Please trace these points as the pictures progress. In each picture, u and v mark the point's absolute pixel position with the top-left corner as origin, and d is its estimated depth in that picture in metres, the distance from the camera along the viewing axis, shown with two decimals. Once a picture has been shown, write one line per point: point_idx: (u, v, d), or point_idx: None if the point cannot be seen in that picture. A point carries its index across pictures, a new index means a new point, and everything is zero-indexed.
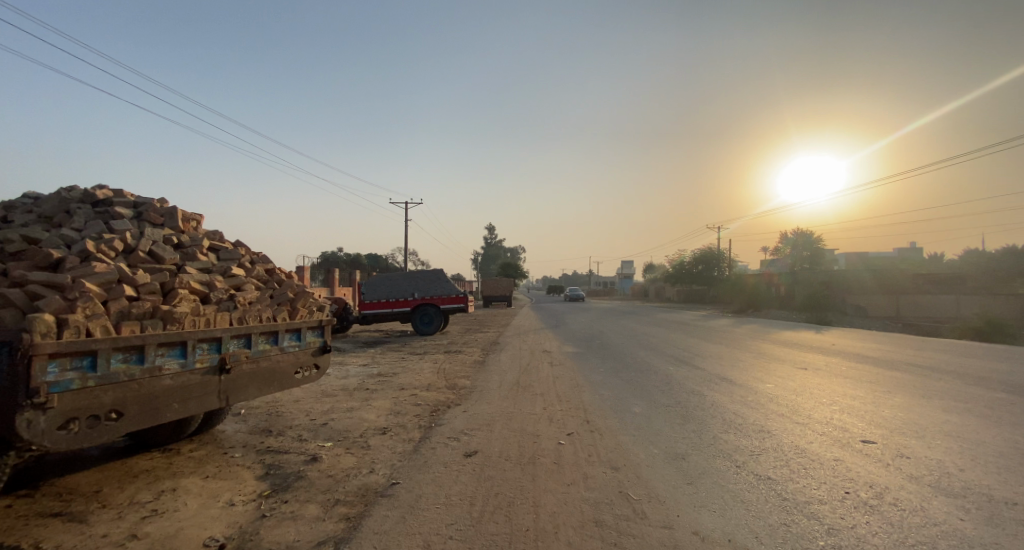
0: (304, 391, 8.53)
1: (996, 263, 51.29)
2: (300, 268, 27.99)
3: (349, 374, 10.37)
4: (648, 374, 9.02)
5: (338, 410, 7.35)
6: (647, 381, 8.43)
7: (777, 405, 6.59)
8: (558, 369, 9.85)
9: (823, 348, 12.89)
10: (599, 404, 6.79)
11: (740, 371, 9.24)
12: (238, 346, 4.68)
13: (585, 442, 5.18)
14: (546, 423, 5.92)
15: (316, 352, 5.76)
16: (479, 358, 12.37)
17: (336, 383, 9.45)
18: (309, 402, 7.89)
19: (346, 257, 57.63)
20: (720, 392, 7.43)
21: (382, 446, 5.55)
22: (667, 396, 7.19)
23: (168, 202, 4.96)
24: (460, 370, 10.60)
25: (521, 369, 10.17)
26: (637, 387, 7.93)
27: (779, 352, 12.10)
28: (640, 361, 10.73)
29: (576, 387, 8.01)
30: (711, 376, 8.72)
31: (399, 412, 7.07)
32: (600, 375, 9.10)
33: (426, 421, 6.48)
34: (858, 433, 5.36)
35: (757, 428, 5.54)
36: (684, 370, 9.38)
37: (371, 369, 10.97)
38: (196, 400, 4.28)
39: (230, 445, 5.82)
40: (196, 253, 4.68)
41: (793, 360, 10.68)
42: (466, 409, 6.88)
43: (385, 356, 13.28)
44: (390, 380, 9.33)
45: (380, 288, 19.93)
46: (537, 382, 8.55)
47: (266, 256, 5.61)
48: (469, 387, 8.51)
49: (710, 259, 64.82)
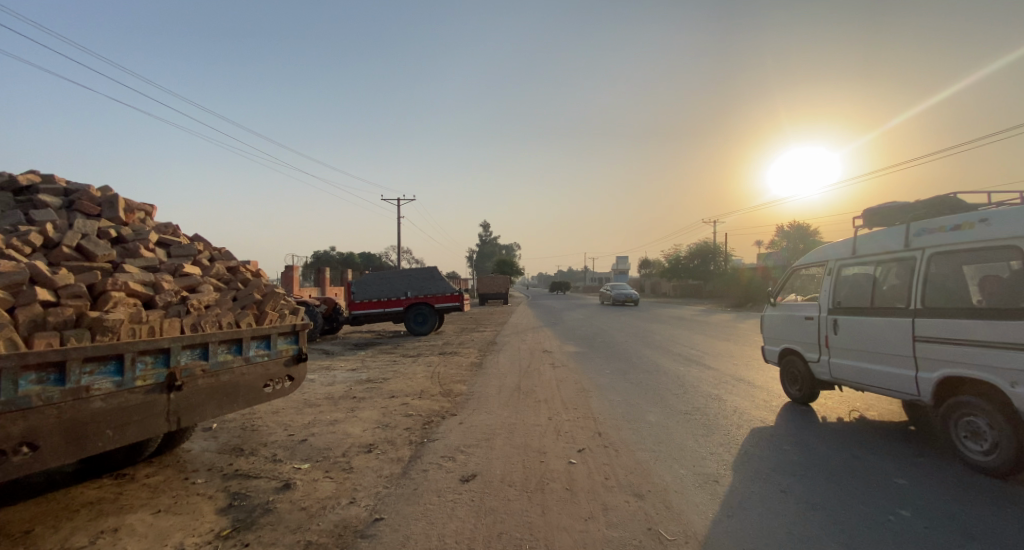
0: (286, 402, 7.82)
1: None
2: (289, 268, 27.21)
3: (336, 380, 9.67)
4: (659, 376, 8.38)
5: (320, 423, 6.65)
6: (659, 384, 7.79)
7: (807, 411, 5.97)
8: (561, 372, 9.18)
9: None
10: (609, 413, 6.14)
11: (757, 371, 8.61)
12: (192, 358, 3.97)
13: (599, 461, 4.51)
14: (552, 436, 5.26)
15: (289, 361, 5.07)
16: (476, 360, 11.66)
17: (322, 391, 8.74)
18: (289, 414, 7.18)
19: (339, 257, 56.74)
20: (740, 396, 6.80)
21: (367, 469, 4.84)
22: (683, 402, 6.54)
23: (108, 190, 4.24)
24: (455, 374, 9.92)
25: (521, 371, 9.51)
26: (649, 391, 7.27)
27: None
28: (648, 361, 10.08)
29: (582, 393, 7.35)
30: (727, 377, 8.09)
31: (388, 424, 6.38)
32: (607, 378, 8.42)
33: (418, 436, 5.78)
34: (907, 444, 4.75)
35: (792, 440, 4.90)
36: (696, 371, 8.73)
37: (360, 373, 10.26)
38: (137, 424, 3.55)
39: (192, 469, 5.11)
40: (139, 249, 3.97)
41: None
42: (463, 421, 6.19)
43: (377, 358, 12.59)
44: (379, 387, 8.64)
45: (371, 287, 19.17)
46: (539, 387, 7.86)
47: (229, 253, 4.90)
48: (465, 394, 7.81)
49: (707, 253, 64.33)
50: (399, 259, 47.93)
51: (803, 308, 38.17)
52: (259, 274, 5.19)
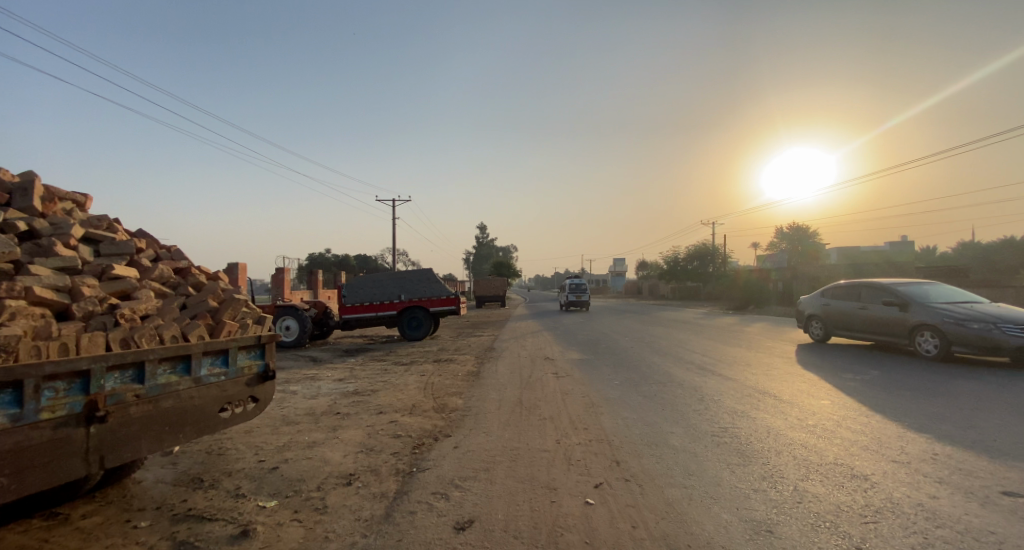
0: (261, 420, 7.02)
1: (992, 254, 50.85)
2: (280, 271, 26.41)
3: (320, 392, 8.89)
4: (673, 389, 7.65)
5: (298, 446, 5.86)
6: (675, 397, 7.05)
7: (851, 432, 5.23)
8: (566, 383, 8.41)
9: (855, 350, 11.57)
10: (625, 435, 5.38)
11: (779, 381, 7.88)
12: (122, 382, 3.17)
13: (622, 502, 3.75)
14: (563, 467, 4.51)
15: (253, 380, 4.29)
16: (473, 369, 10.87)
17: (304, 405, 7.94)
18: (263, 434, 6.38)
19: (335, 259, 55.91)
20: (770, 413, 6.06)
21: (344, 509, 4.07)
22: (707, 421, 5.81)
23: (25, 174, 3.50)
24: (450, 385, 9.16)
25: (522, 382, 8.75)
26: (666, 407, 6.52)
27: (810, 355, 10.79)
28: (659, 370, 9.33)
29: (591, 408, 6.59)
30: (749, 389, 7.36)
31: (372, 448, 5.61)
32: (617, 390, 7.67)
33: (406, 465, 5.01)
34: (983, 477, 4.01)
35: (847, 472, 4.15)
36: (713, 382, 8.00)
37: (348, 384, 9.47)
38: (42, 470, 2.73)
39: (138, 508, 4.29)
40: (54, 246, 3.20)
41: (831, 365, 9.37)
42: (459, 444, 5.43)
43: (367, 367, 11.82)
44: (367, 401, 7.88)
45: (363, 290, 18.35)
46: (543, 402, 7.09)
47: (179, 251, 4.14)
48: (462, 410, 7.04)
49: (706, 255, 63.73)
50: (395, 260, 47.09)
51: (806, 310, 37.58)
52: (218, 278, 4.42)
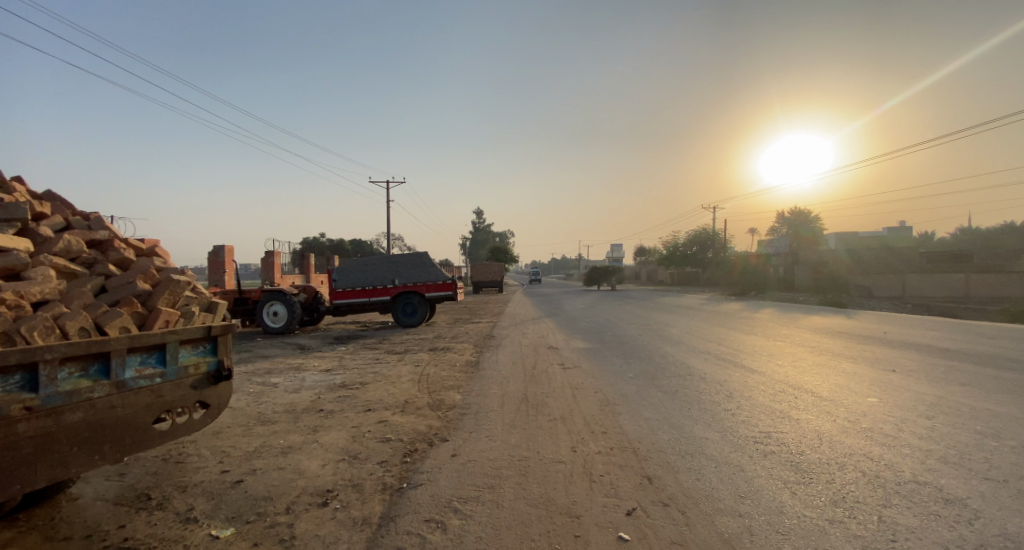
0: (233, 419, 6.19)
1: (994, 239, 50.44)
2: (270, 254, 25.45)
3: (304, 385, 8.08)
4: (694, 383, 6.88)
5: (270, 451, 5.04)
6: (699, 394, 6.28)
7: (917, 440, 4.46)
8: (574, 376, 7.61)
9: (879, 339, 10.82)
10: (651, 441, 4.60)
11: (812, 375, 7.10)
12: (5, 392, 2.29)
13: (666, 537, 2.96)
14: (585, 485, 3.71)
15: (201, 383, 3.46)
16: (471, 359, 10.07)
17: (284, 401, 7.12)
18: (233, 436, 5.56)
19: (329, 243, 54.79)
20: (814, 414, 5.28)
21: (314, 541, 3.26)
22: (744, 424, 5.01)
23: None
24: (447, 377, 8.37)
25: (526, 375, 7.96)
26: (691, 406, 5.75)
27: (833, 344, 10.03)
28: (674, 361, 8.54)
29: (607, 407, 5.82)
30: (780, 384, 6.58)
31: (356, 456, 4.81)
32: (632, 385, 6.89)
33: (394, 479, 4.21)
34: None
35: (934, 494, 3.44)
36: (738, 375, 7.23)
37: (335, 376, 8.67)
38: None
39: (63, 537, 3.46)
40: None
41: (860, 355, 8.62)
42: (457, 453, 4.62)
43: (357, 356, 11.01)
44: (353, 396, 7.08)
45: (354, 274, 17.48)
46: (551, 399, 6.28)
47: (100, 220, 3.33)
48: (460, 407, 6.23)
49: (706, 240, 63.02)
50: (391, 245, 46.17)
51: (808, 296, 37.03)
52: (153, 255, 3.56)
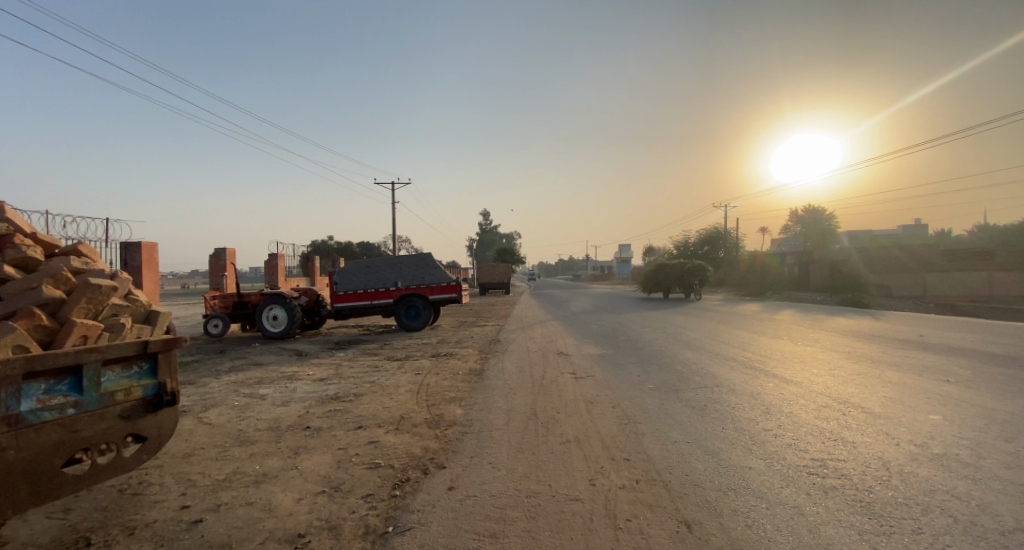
0: (208, 440, 5.53)
1: (1017, 236, 48.99)
2: (274, 257, 24.99)
3: (293, 396, 7.44)
4: (722, 396, 6.16)
5: (240, 480, 4.36)
6: (732, 410, 5.56)
7: (1006, 471, 3.70)
8: (588, 387, 6.90)
9: (917, 343, 10.00)
10: (685, 473, 3.88)
11: (855, 387, 6.35)
12: None
13: None
14: (609, 535, 3.00)
15: (135, 411, 2.83)
16: (476, 367, 9.41)
17: (269, 416, 6.47)
18: (204, 460, 4.92)
19: (337, 246, 54.44)
20: (871, 437, 4.52)
21: None
22: (790, 449, 4.29)
23: None
24: (449, 388, 7.69)
25: (535, 385, 7.27)
26: (725, 426, 5.02)
27: (869, 349, 9.24)
28: (697, 370, 7.80)
29: (628, 427, 5.10)
30: (822, 399, 5.84)
31: (338, 487, 4.13)
32: (654, 398, 6.18)
33: (378, 521, 3.52)
34: None
35: None
36: (772, 388, 6.47)
37: (328, 386, 8.02)
38: None
39: None
40: None
41: (902, 362, 7.84)
42: (455, 485, 3.93)
43: (356, 363, 10.38)
44: (345, 411, 6.43)
45: (356, 277, 16.89)
46: (564, 416, 5.58)
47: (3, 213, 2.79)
48: (460, 425, 5.55)
49: (717, 239, 61.99)
50: (397, 246, 45.55)
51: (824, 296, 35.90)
52: (71, 255, 2.96)
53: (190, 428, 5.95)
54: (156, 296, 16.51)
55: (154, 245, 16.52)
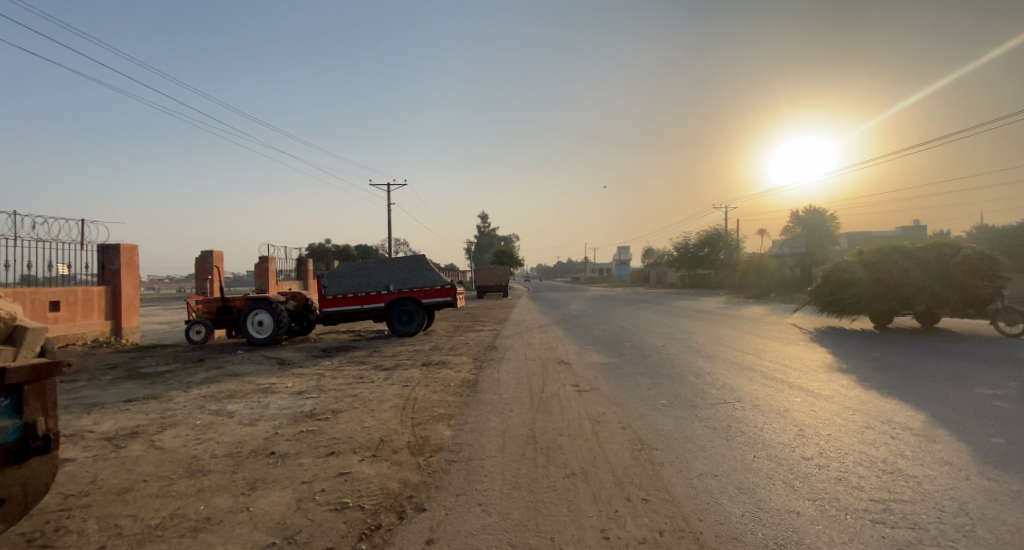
0: (155, 470, 4.76)
1: (1018, 237, 48.55)
2: (264, 259, 24.21)
3: (263, 413, 6.66)
4: (746, 415, 5.44)
5: (177, 527, 3.57)
6: (761, 433, 4.84)
7: None
8: (593, 403, 6.17)
9: (945, 349, 9.30)
10: (721, 522, 3.14)
11: (896, 404, 5.63)
12: None
13: None
14: None
15: None
16: (470, 377, 8.67)
17: (232, 437, 5.69)
18: (142, 498, 4.15)
19: (334, 248, 53.70)
20: (935, 469, 3.80)
21: None
22: (840, 488, 3.57)
23: None
24: (439, 402, 6.95)
25: (534, 400, 6.51)
26: (757, 454, 4.29)
27: (896, 357, 8.54)
28: (714, 381, 7.07)
29: (643, 456, 4.36)
30: (862, 418, 5.12)
31: (292, 537, 3.37)
32: (670, 417, 5.45)
33: None
34: None
35: None
36: (801, 405, 5.74)
37: (305, 401, 7.26)
38: None
39: None
40: None
41: (938, 373, 7.13)
42: (434, 537, 3.18)
43: (340, 373, 9.60)
44: (316, 433, 5.67)
45: (345, 280, 16.13)
46: (567, 441, 4.84)
47: None
48: (447, 451, 4.81)
49: (717, 240, 61.31)
50: (393, 249, 44.72)
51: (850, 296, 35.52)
52: None
53: (137, 456, 5.17)
54: (136, 301, 15.72)
55: (134, 247, 15.74)
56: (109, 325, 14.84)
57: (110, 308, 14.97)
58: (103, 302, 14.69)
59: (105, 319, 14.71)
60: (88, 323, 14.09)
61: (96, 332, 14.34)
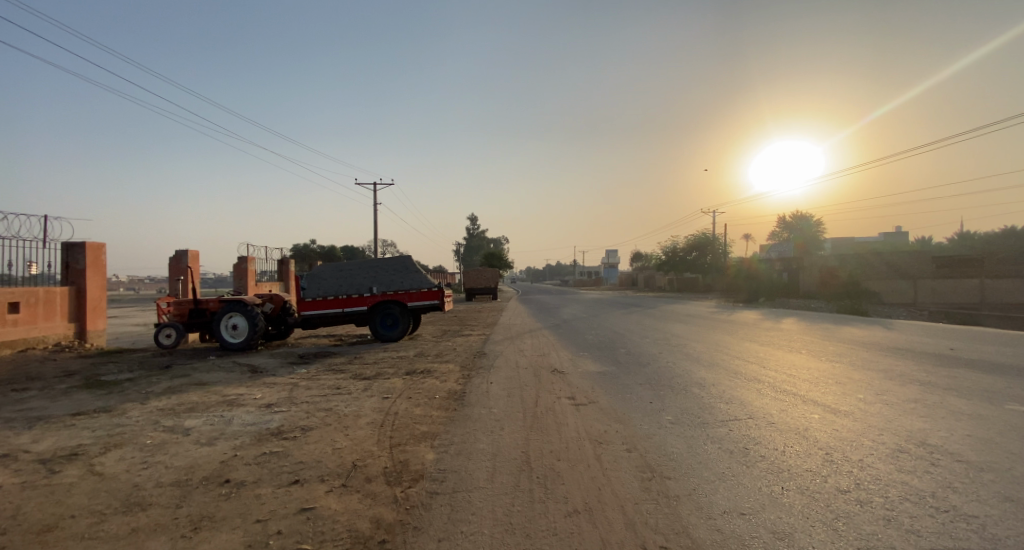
0: (86, 502, 4.04)
1: (997, 244, 49.34)
2: (243, 259, 23.23)
3: (224, 430, 5.94)
4: (764, 435, 4.88)
5: None
6: (784, 457, 4.30)
7: None
8: (592, 420, 5.58)
9: (952, 358, 8.92)
10: None
11: (922, 422, 5.16)
12: None
13: None
14: None
15: None
16: (456, 387, 8.04)
17: (184, 460, 4.99)
18: (60, 541, 3.43)
19: (319, 249, 52.61)
20: (994, 508, 3.30)
21: None
22: (892, 532, 3.03)
23: None
24: (421, 417, 6.31)
25: (527, 416, 5.90)
26: (786, 485, 3.74)
27: (905, 367, 8.13)
28: (720, 394, 6.54)
29: (656, 488, 3.78)
30: (892, 440, 4.60)
31: None
32: (680, 438, 4.88)
33: None
34: None
35: None
36: (820, 422, 5.23)
37: (273, 415, 6.56)
38: None
39: None
40: None
41: (956, 386, 6.69)
42: None
43: (316, 382, 8.88)
44: (280, 455, 4.98)
45: (326, 282, 15.39)
46: (566, 467, 4.24)
47: None
48: (428, 480, 4.17)
49: (705, 244, 61.36)
50: (380, 249, 43.69)
51: (837, 301, 35.54)
52: None
53: (69, 482, 4.44)
54: (102, 302, 14.81)
55: (101, 245, 14.81)
56: (73, 328, 13.92)
57: (73, 310, 14.05)
58: (65, 303, 13.76)
59: (68, 322, 13.80)
60: (50, 326, 13.17)
61: (58, 335, 13.43)
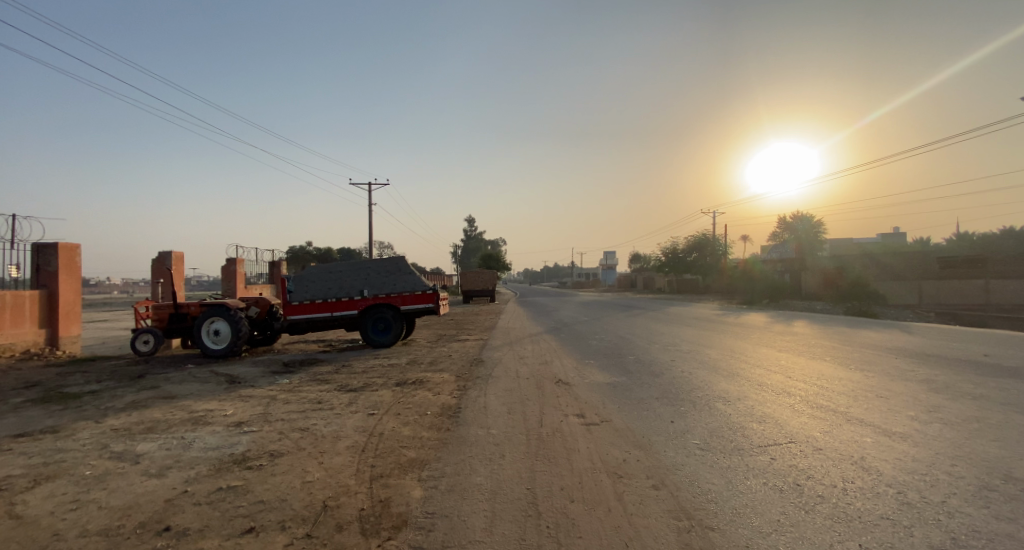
0: None
1: (1000, 245, 48.62)
2: (231, 262, 22.30)
3: (180, 458, 5.11)
4: (814, 466, 4.09)
5: None
6: (848, 497, 3.49)
7: None
8: (608, 446, 4.76)
9: (995, 367, 8.10)
10: None
11: (997, 448, 4.36)
12: None
13: None
14: None
15: None
16: (451, 401, 7.23)
17: (123, 499, 4.17)
18: None
19: (314, 251, 51.79)
20: None
21: None
22: None
23: None
24: (410, 439, 5.49)
25: (530, 439, 5.10)
26: (865, 540, 2.92)
27: (946, 377, 7.31)
28: (749, 411, 5.75)
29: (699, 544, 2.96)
30: (971, 473, 3.80)
31: None
32: (716, 470, 4.07)
33: None
34: None
35: None
36: (876, 449, 4.43)
37: (240, 437, 5.74)
38: None
39: None
40: None
41: (1015, 402, 5.89)
42: None
43: (296, 395, 8.05)
44: (237, 492, 4.16)
45: (315, 284, 14.57)
46: (583, 513, 3.44)
47: None
48: (411, 530, 3.36)
49: (705, 246, 60.72)
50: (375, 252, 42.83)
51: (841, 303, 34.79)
52: None
53: None
54: (77, 306, 13.96)
55: (76, 247, 13.95)
56: (44, 334, 13.07)
57: (46, 315, 13.20)
58: (36, 308, 12.91)
59: (39, 328, 12.95)
60: (18, 331, 12.33)
61: (27, 342, 12.58)
